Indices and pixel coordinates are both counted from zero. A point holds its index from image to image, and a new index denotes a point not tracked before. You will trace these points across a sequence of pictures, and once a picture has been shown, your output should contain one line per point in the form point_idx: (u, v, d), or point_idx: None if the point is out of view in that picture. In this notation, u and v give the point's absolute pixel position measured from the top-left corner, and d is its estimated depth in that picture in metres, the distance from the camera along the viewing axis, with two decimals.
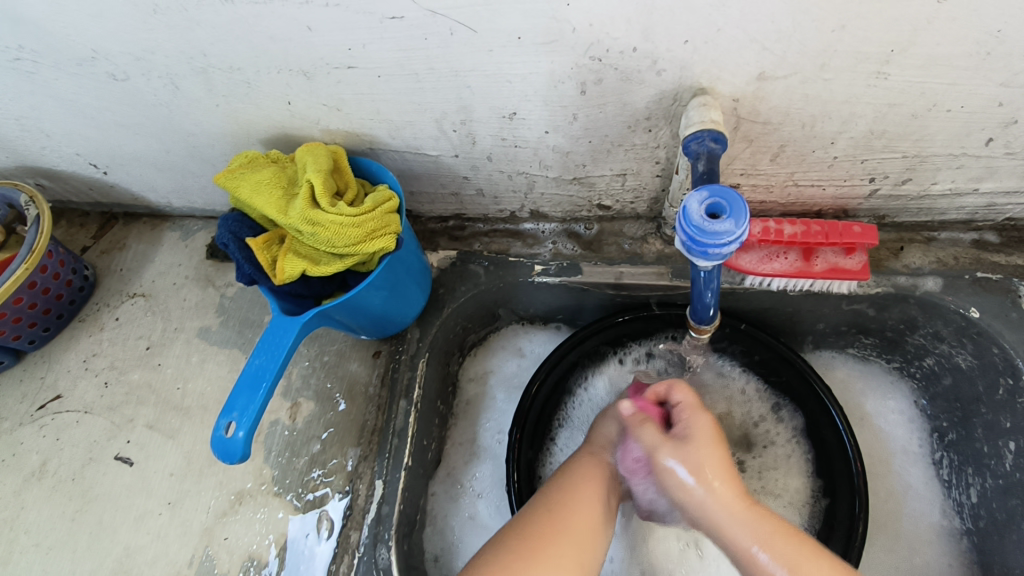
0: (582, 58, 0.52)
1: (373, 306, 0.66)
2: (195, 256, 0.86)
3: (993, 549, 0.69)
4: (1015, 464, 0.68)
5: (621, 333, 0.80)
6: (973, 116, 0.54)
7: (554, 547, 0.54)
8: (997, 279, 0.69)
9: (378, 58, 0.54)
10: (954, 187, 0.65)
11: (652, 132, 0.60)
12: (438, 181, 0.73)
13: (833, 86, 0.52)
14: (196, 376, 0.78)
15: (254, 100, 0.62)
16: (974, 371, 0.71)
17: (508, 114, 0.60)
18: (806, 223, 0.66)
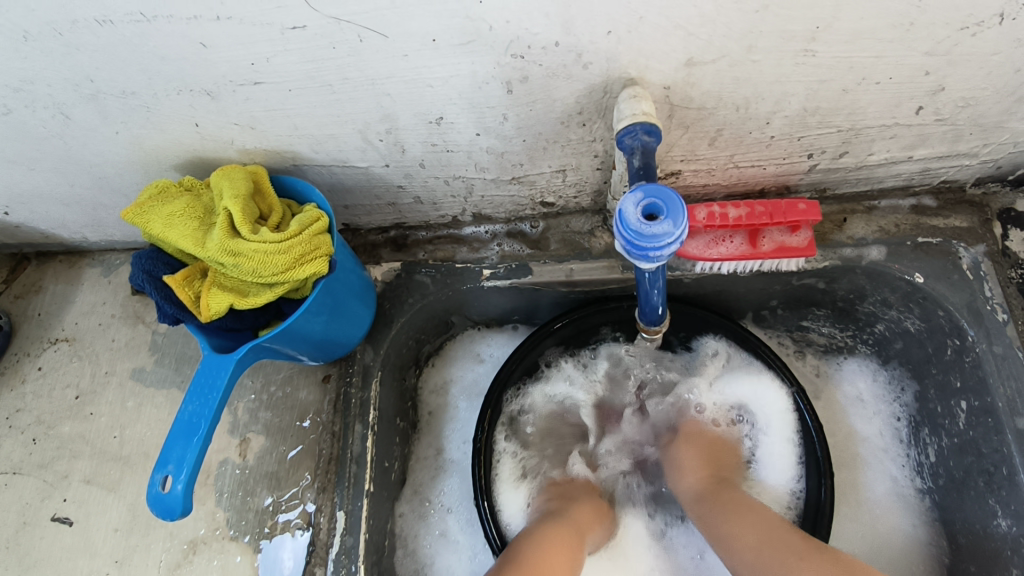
0: (503, 57, 0.49)
1: (313, 332, 0.62)
2: (121, 291, 0.80)
3: (953, 507, 0.70)
4: (968, 422, 0.68)
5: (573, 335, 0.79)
6: (902, 86, 0.54)
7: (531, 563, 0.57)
8: (937, 242, 0.70)
9: (285, 72, 0.50)
10: (890, 156, 0.65)
11: (587, 126, 0.58)
12: (371, 192, 0.69)
13: (762, 66, 0.51)
14: (133, 422, 0.73)
15: (158, 126, 0.57)
16: (922, 333, 0.72)
17: (434, 119, 0.57)
18: (750, 205, 0.65)
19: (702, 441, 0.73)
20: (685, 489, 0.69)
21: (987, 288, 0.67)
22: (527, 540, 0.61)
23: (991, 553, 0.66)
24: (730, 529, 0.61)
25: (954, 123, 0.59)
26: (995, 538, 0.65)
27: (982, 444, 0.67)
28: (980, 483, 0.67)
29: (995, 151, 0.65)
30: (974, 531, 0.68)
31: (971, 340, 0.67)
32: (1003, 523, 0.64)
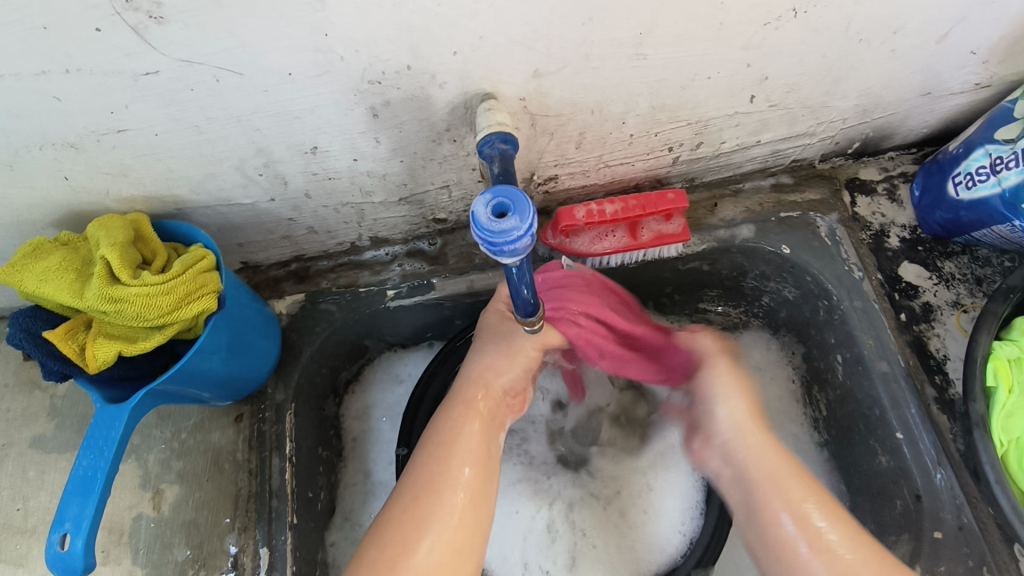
0: (361, 84, 0.52)
1: (213, 370, 0.62)
2: (12, 359, 0.77)
3: (847, 453, 0.77)
4: (844, 373, 0.75)
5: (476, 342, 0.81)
6: (731, 79, 0.60)
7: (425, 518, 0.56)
8: (797, 215, 0.77)
9: (147, 117, 0.51)
10: (741, 142, 0.71)
11: (458, 141, 0.62)
12: (263, 228, 0.71)
13: (603, 72, 0.56)
14: (37, 491, 0.70)
15: (25, 183, 0.57)
16: (799, 300, 0.79)
17: (309, 149, 0.59)
18: (624, 200, 0.71)
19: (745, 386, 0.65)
20: (731, 423, 0.63)
21: (844, 251, 0.74)
22: (419, 465, 0.59)
23: (879, 489, 0.71)
24: (764, 489, 0.59)
25: (787, 107, 0.66)
26: (882, 474, 0.71)
27: (858, 391, 0.73)
28: (861, 427, 0.73)
29: (830, 129, 0.72)
30: (865, 472, 0.73)
31: (836, 299, 0.73)
32: (884, 460, 0.70)
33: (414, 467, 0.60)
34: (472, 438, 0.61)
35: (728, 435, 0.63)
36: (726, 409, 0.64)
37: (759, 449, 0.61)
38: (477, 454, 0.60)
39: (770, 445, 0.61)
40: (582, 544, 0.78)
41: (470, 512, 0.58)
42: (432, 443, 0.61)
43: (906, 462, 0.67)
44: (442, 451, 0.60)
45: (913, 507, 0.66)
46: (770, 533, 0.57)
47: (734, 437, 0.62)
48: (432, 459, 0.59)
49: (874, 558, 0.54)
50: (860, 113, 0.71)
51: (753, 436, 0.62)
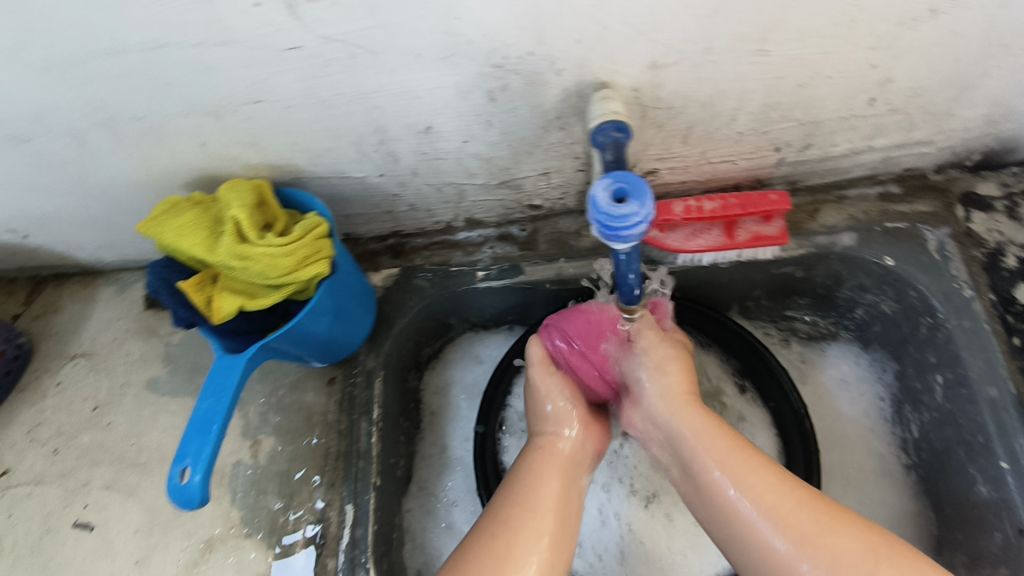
0: (483, 67, 0.54)
1: (319, 332, 0.66)
2: (134, 307, 0.84)
3: (938, 479, 0.73)
4: (944, 395, 0.72)
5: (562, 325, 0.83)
6: (853, 80, 0.58)
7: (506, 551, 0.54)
8: (904, 227, 0.74)
9: (285, 90, 0.55)
10: (852, 147, 0.69)
11: (566, 129, 0.63)
12: (369, 202, 0.74)
13: (721, 66, 0.55)
14: (149, 429, 0.76)
15: (169, 146, 0.62)
16: (898, 315, 0.76)
17: (424, 129, 0.61)
18: (723, 198, 0.70)
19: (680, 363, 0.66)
20: (664, 399, 0.63)
21: (955, 267, 0.71)
22: (499, 503, 0.59)
23: (975, 519, 0.68)
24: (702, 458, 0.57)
25: (907, 112, 0.64)
26: (978, 504, 0.68)
27: (959, 414, 0.69)
28: (960, 453, 0.70)
29: (950, 138, 0.69)
30: (959, 500, 0.70)
31: (941, 316, 0.70)
32: (983, 489, 0.67)
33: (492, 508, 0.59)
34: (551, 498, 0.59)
35: (664, 414, 0.62)
36: (658, 386, 0.64)
37: (693, 420, 0.60)
38: (559, 518, 0.57)
39: (704, 417, 0.61)
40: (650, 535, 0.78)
41: (548, 572, 0.53)
42: (512, 488, 0.60)
43: (1009, 494, 0.63)
44: (523, 509, 0.57)
45: (1013, 542, 0.62)
46: (721, 504, 0.55)
47: (667, 417, 0.62)
48: (510, 516, 0.56)
49: (824, 516, 0.51)
50: (986, 123, 0.67)
51: (682, 413, 0.61)
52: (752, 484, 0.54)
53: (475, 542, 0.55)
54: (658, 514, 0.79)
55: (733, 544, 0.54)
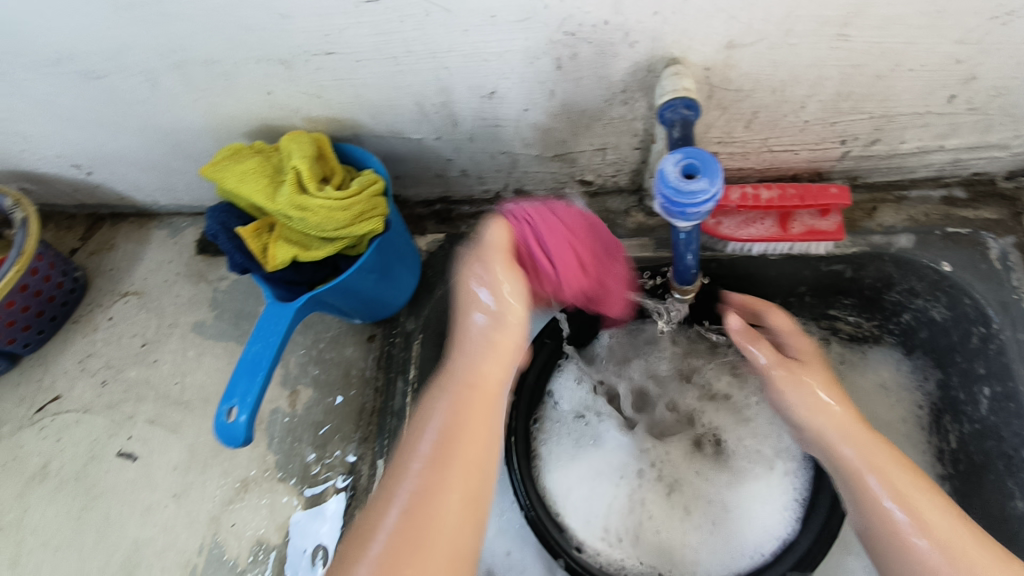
0: (556, 34, 0.53)
1: (365, 289, 0.67)
2: (185, 251, 0.86)
3: (973, 492, 0.72)
4: (990, 408, 0.70)
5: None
6: (933, 74, 0.56)
7: (422, 532, 0.44)
8: (966, 233, 0.71)
9: (355, 43, 0.55)
10: (921, 145, 0.67)
11: (629, 104, 0.62)
12: (422, 164, 0.74)
13: (799, 50, 0.54)
14: (193, 370, 0.79)
15: (235, 92, 0.63)
16: (948, 322, 0.74)
17: (487, 94, 0.61)
18: (782, 187, 0.69)
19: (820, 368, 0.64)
20: (806, 400, 0.61)
21: (1015, 278, 0.69)
22: (407, 449, 0.49)
23: (1008, 534, 0.67)
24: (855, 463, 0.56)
25: (985, 113, 0.61)
26: (1012, 520, 0.67)
27: (1003, 428, 0.68)
28: (999, 466, 0.69)
29: None
30: (992, 515, 0.69)
31: (996, 327, 0.68)
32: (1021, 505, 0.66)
33: (415, 452, 0.48)
34: (464, 430, 0.49)
35: (806, 415, 0.61)
36: (798, 395, 0.62)
37: (839, 426, 0.59)
38: (485, 442, 0.49)
39: (859, 426, 0.58)
40: (671, 522, 0.77)
41: (464, 525, 0.45)
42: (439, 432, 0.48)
43: None
44: (441, 449, 0.47)
45: None
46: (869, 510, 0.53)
47: (831, 432, 0.59)
48: (438, 452, 0.47)
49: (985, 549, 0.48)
50: None
51: (835, 420, 0.59)
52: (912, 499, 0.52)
53: (385, 501, 0.46)
54: (679, 505, 0.78)
55: (879, 556, 0.52)
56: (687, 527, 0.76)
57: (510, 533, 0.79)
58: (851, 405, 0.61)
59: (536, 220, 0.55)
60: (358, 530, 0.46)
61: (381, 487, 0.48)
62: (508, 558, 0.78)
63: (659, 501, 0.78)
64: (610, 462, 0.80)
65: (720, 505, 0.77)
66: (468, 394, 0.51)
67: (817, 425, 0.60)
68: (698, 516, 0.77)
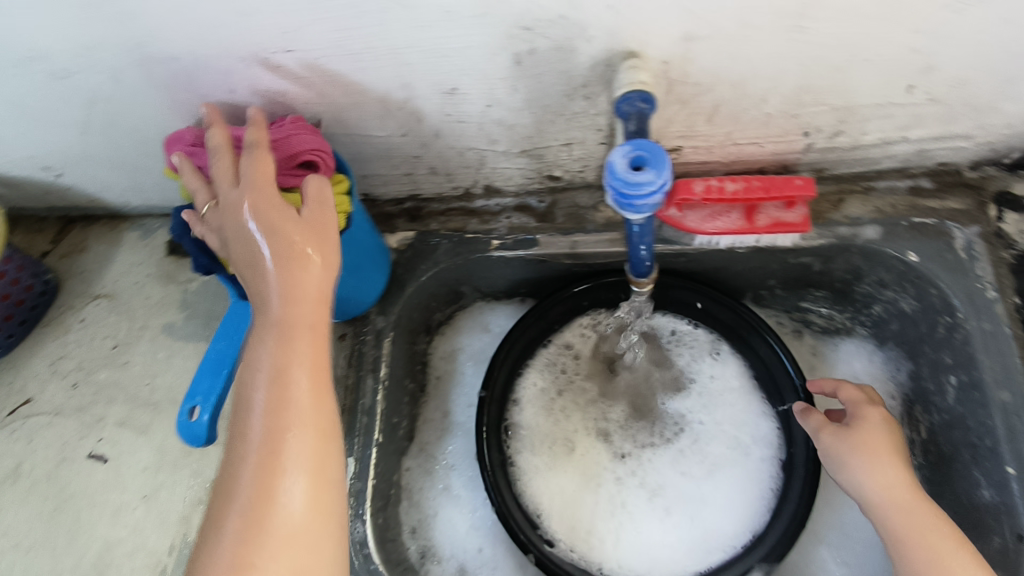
0: (512, 29, 0.53)
1: (331, 287, 0.67)
2: (156, 252, 0.86)
3: (941, 482, 0.72)
4: (956, 397, 0.70)
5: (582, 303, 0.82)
6: (892, 65, 0.57)
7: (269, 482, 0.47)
8: (932, 223, 0.72)
9: (312, 41, 0.55)
10: (885, 137, 0.67)
11: (591, 99, 0.62)
12: (389, 162, 0.74)
13: (756, 42, 0.54)
14: (164, 370, 0.79)
15: (196, 91, 0.62)
16: (917, 313, 0.74)
17: (448, 90, 0.61)
18: (747, 181, 0.69)
19: (884, 439, 0.65)
20: (872, 483, 0.63)
21: (980, 268, 0.69)
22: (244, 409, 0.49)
23: (972, 524, 0.66)
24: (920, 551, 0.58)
25: (946, 103, 0.61)
26: (978, 509, 0.66)
27: (969, 417, 0.68)
28: (966, 456, 0.68)
29: (989, 133, 0.67)
30: (959, 504, 0.68)
31: (961, 317, 0.68)
32: (986, 493, 0.65)
33: (243, 415, 0.49)
34: (291, 373, 0.50)
35: (873, 501, 0.62)
36: (871, 478, 0.63)
37: (907, 512, 0.60)
38: (313, 409, 0.50)
39: (920, 508, 0.60)
40: (646, 516, 0.76)
41: (315, 444, 0.49)
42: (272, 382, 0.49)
43: (1013, 499, 0.62)
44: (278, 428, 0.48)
45: (1013, 548, 0.61)
46: None
47: (891, 512, 0.61)
48: (270, 411, 0.49)
49: None
50: None
51: (905, 511, 0.61)
52: None
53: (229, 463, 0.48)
54: (659, 503, 0.77)
55: None
56: (665, 521, 0.76)
57: (482, 529, 0.80)
58: (909, 475, 0.63)
59: (291, 138, 0.59)
60: (208, 523, 0.47)
61: (220, 484, 0.48)
62: (480, 554, 0.78)
63: (636, 495, 0.78)
64: (587, 461, 0.80)
65: (697, 500, 0.77)
66: (285, 347, 0.51)
67: (879, 507, 0.62)
68: (674, 510, 0.76)
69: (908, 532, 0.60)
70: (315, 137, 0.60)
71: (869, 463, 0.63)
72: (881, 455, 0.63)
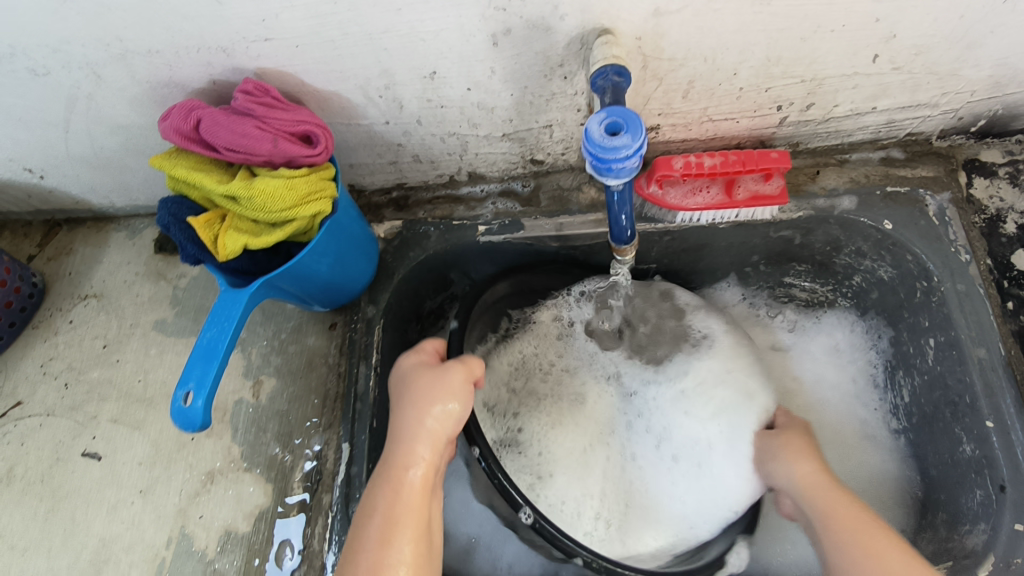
0: (488, 10, 0.54)
1: (320, 273, 0.68)
2: (144, 252, 0.86)
3: (925, 442, 0.74)
4: (935, 358, 0.72)
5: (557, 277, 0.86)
6: (856, 35, 0.58)
7: None
8: (905, 191, 0.74)
9: (291, 28, 0.56)
10: (854, 108, 0.69)
11: (568, 79, 0.63)
12: (374, 151, 0.75)
13: (724, 15, 0.55)
14: (156, 367, 0.79)
15: (179, 84, 0.63)
16: (894, 280, 0.76)
17: (428, 74, 0.62)
18: (724, 155, 0.71)
19: (801, 441, 0.67)
20: (790, 476, 0.64)
21: (952, 232, 0.71)
22: None
23: (957, 478, 0.68)
24: (828, 524, 0.56)
25: (910, 71, 0.64)
26: (961, 464, 0.68)
27: (949, 376, 0.70)
28: (946, 414, 0.70)
29: (954, 100, 0.69)
30: (944, 461, 0.70)
31: (936, 280, 0.70)
32: (967, 448, 0.67)
33: None
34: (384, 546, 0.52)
35: (792, 492, 0.63)
36: (794, 472, 0.63)
37: (818, 492, 0.60)
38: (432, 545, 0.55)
39: (836, 489, 0.60)
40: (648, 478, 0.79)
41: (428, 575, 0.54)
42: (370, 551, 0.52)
43: (993, 452, 0.64)
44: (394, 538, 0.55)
45: (995, 499, 0.63)
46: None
47: (805, 497, 0.60)
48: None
49: None
50: (993, 85, 0.66)
51: (816, 491, 0.60)
52: (880, 553, 0.51)
53: None
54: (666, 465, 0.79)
55: None
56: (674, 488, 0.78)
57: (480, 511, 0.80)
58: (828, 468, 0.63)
59: (269, 116, 0.59)
60: None
61: None
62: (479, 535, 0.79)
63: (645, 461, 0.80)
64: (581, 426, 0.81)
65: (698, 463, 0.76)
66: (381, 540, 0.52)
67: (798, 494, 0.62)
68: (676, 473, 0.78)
69: (815, 512, 0.58)
70: (294, 114, 0.61)
71: (787, 458, 0.65)
72: (797, 456, 0.65)
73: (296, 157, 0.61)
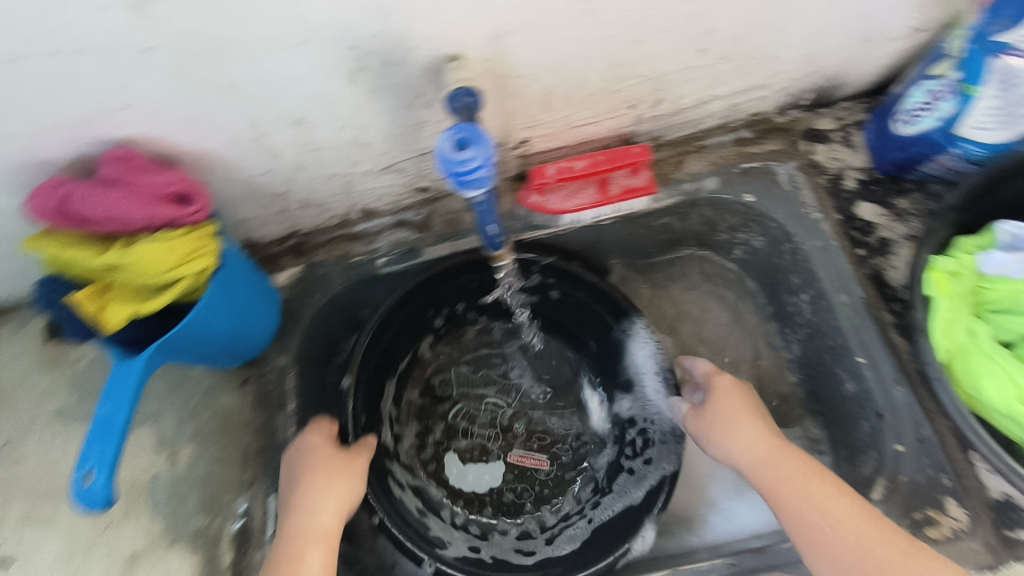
0: (338, 52, 0.57)
1: (217, 330, 0.68)
2: (35, 341, 0.83)
3: (820, 388, 0.80)
4: (809, 311, 0.80)
5: (452, 297, 0.88)
6: (680, 33, 0.65)
7: None
8: (758, 166, 0.81)
9: (147, 93, 0.57)
10: (698, 98, 0.77)
11: (432, 106, 0.67)
12: (260, 202, 0.76)
13: (558, 30, 0.61)
14: (62, 457, 0.76)
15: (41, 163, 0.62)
16: (766, 249, 0.84)
17: (296, 120, 0.64)
18: (592, 156, 0.77)
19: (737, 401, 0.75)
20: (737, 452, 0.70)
21: (805, 197, 0.79)
22: None
23: (847, 414, 0.76)
24: (793, 492, 0.64)
25: (735, 59, 0.71)
26: (850, 401, 0.75)
27: (824, 325, 0.77)
28: (828, 358, 0.77)
29: (781, 80, 0.77)
30: (837, 401, 0.77)
31: (797, 241, 0.78)
32: (850, 385, 0.74)
33: None
34: None
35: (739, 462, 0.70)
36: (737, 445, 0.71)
37: (774, 463, 0.67)
38: None
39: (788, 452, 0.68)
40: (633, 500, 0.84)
41: None
42: None
43: (868, 384, 0.71)
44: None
45: (877, 427, 0.70)
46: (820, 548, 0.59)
47: (758, 471, 0.68)
48: None
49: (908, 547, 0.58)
50: (808, 61, 0.75)
51: (776, 461, 0.67)
52: (843, 508, 0.60)
53: None
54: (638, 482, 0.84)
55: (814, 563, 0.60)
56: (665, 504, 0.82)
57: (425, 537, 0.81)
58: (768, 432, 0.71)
59: (138, 180, 0.59)
60: None
61: None
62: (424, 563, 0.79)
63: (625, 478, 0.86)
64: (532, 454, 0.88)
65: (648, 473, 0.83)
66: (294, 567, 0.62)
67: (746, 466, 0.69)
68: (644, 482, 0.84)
69: (774, 478, 0.66)
70: (164, 175, 0.61)
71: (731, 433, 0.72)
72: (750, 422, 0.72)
73: (173, 216, 0.61)
